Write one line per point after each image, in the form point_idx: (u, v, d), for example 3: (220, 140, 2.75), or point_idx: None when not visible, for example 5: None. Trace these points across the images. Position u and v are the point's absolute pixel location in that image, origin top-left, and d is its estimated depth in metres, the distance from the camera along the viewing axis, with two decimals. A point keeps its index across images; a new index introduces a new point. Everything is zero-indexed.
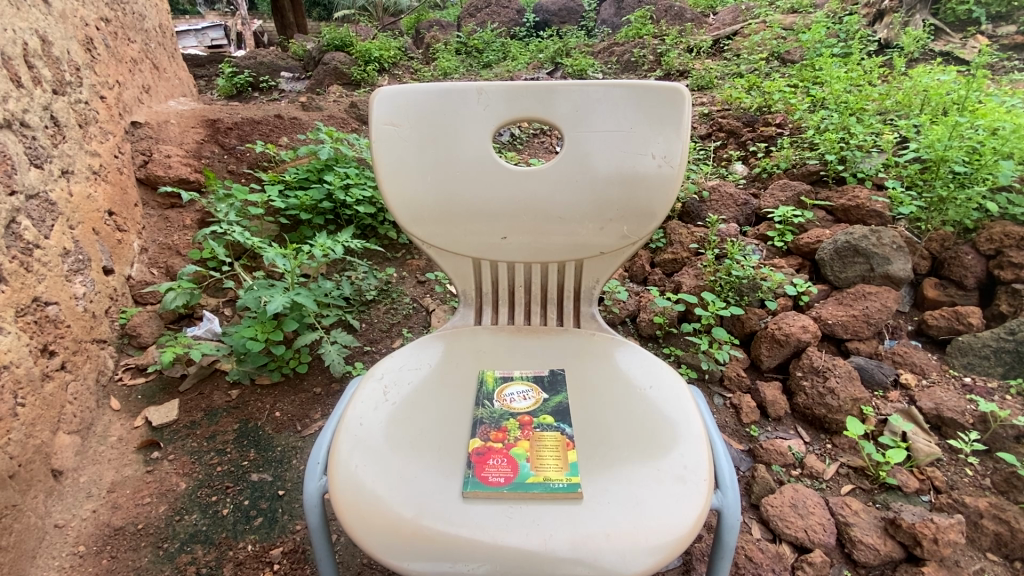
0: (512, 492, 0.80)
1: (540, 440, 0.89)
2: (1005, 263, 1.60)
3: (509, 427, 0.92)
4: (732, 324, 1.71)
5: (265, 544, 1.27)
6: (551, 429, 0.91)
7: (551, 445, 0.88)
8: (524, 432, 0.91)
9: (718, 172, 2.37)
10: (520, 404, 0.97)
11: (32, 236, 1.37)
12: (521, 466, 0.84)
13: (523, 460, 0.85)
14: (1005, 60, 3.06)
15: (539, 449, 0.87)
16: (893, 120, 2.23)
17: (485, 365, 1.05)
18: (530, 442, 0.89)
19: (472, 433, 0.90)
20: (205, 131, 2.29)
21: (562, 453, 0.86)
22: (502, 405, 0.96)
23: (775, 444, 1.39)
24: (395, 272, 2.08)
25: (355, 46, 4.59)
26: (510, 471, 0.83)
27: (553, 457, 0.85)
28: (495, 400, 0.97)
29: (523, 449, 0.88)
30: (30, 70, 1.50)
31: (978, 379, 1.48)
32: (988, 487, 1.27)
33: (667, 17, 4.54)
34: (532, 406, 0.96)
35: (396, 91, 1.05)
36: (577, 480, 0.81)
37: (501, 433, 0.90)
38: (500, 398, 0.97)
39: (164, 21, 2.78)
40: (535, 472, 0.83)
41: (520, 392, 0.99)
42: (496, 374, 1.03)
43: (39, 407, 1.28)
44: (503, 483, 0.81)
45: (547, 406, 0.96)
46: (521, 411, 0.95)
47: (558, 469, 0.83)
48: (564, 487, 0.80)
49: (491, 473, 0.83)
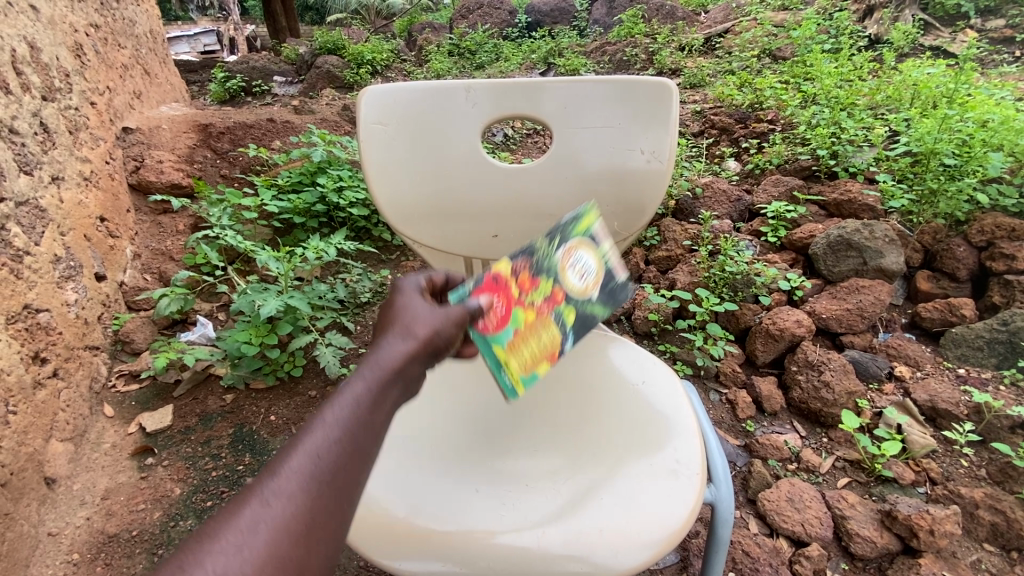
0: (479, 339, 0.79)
1: (546, 327, 0.80)
2: (997, 255, 1.61)
3: (541, 286, 0.81)
4: (727, 320, 1.71)
5: None
6: (562, 325, 0.80)
7: (547, 342, 0.79)
8: (542, 305, 0.81)
9: (711, 169, 2.37)
10: (574, 285, 0.82)
11: (22, 242, 1.36)
12: (506, 328, 0.79)
13: (512, 328, 0.79)
14: (994, 53, 3.09)
15: (535, 336, 0.79)
16: (884, 114, 2.24)
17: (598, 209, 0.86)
18: (539, 320, 0.80)
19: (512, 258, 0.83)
20: (197, 136, 2.28)
21: (541, 360, 0.78)
22: (562, 257, 0.82)
23: (772, 439, 1.39)
24: (390, 273, 2.07)
25: (348, 49, 4.59)
26: (498, 323, 0.80)
27: (531, 356, 0.78)
28: (563, 245, 0.83)
29: (525, 320, 0.80)
30: (18, 76, 1.50)
31: (972, 370, 1.48)
32: (984, 478, 1.27)
33: (659, 16, 4.56)
34: (576, 293, 0.82)
35: (380, 91, 1.03)
36: (521, 390, 0.76)
37: (528, 283, 0.81)
38: (566, 251, 0.83)
39: (155, 26, 2.77)
40: (507, 350, 0.78)
41: (589, 269, 0.83)
42: (590, 228, 0.84)
43: (31, 415, 1.27)
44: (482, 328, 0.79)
45: (585, 303, 0.82)
46: (565, 286, 0.82)
47: (522, 367, 0.77)
48: (507, 385, 0.76)
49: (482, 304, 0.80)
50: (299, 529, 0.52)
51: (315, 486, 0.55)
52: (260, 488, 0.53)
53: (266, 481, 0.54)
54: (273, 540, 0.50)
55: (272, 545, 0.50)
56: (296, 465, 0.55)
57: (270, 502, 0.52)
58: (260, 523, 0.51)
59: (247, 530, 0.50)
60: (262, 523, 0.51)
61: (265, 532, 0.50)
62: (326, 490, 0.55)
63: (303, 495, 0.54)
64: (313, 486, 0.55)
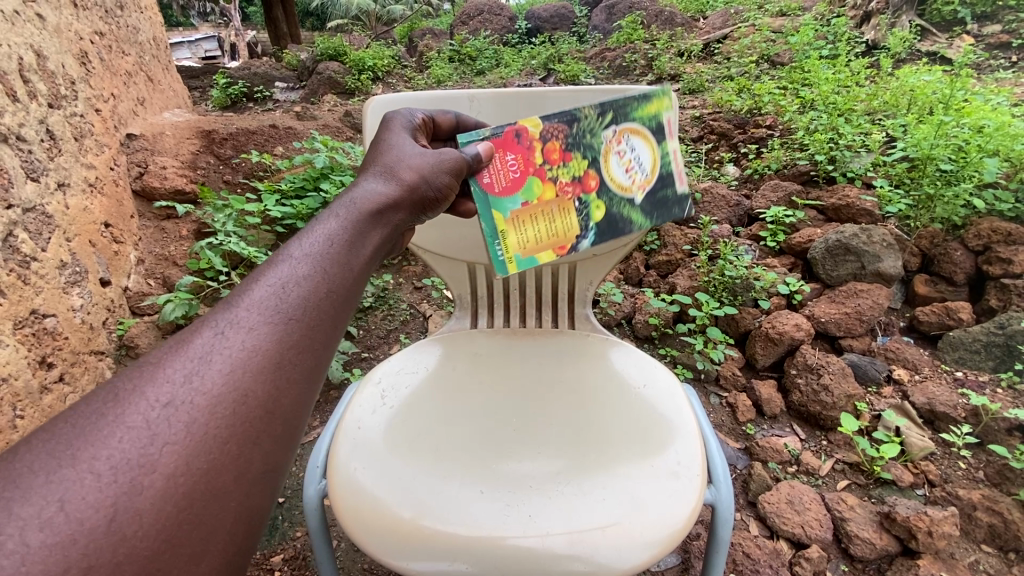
0: (485, 199, 0.90)
1: (559, 207, 0.92)
2: (993, 259, 1.63)
3: (572, 164, 0.91)
4: (726, 324, 1.72)
5: (265, 552, 1.27)
6: (575, 215, 0.93)
7: (556, 226, 0.93)
8: (566, 184, 0.92)
9: (710, 174, 2.38)
10: (618, 178, 0.92)
11: (29, 248, 1.38)
12: (516, 199, 0.91)
13: (520, 200, 0.91)
14: (990, 59, 3.12)
15: (546, 216, 0.92)
16: (882, 120, 2.26)
17: (674, 99, 0.91)
18: (556, 200, 0.92)
19: (555, 122, 0.89)
20: (200, 142, 2.30)
21: (540, 245, 0.93)
22: (607, 145, 0.91)
23: (772, 442, 1.41)
24: (392, 278, 2.08)
25: (349, 56, 4.62)
26: (508, 188, 0.90)
27: (534, 239, 0.93)
28: (614, 131, 0.90)
29: (541, 194, 0.91)
30: (25, 84, 1.52)
31: (970, 373, 1.50)
32: (981, 480, 1.29)
33: (658, 22, 4.60)
34: (617, 188, 0.93)
35: (387, 100, 1.07)
36: (510, 267, 0.93)
37: (558, 157, 0.90)
38: (618, 137, 0.90)
39: (158, 33, 2.79)
40: (508, 220, 0.91)
41: (642, 164, 0.92)
42: (654, 120, 0.90)
43: (37, 419, 1.29)
44: (492, 191, 0.90)
45: (616, 201, 0.93)
46: (604, 175, 0.92)
47: (520, 247, 0.92)
48: (500, 256, 0.92)
49: (498, 166, 0.89)
50: (251, 372, 0.52)
51: (266, 335, 0.55)
52: (204, 334, 0.53)
53: (211, 328, 0.53)
54: (222, 379, 0.50)
55: (220, 385, 0.50)
56: (244, 314, 0.55)
57: (216, 347, 0.52)
58: (206, 364, 0.51)
59: (192, 370, 0.50)
60: (207, 365, 0.51)
61: (212, 372, 0.50)
62: (279, 341, 0.55)
63: (254, 342, 0.54)
64: (265, 335, 0.54)
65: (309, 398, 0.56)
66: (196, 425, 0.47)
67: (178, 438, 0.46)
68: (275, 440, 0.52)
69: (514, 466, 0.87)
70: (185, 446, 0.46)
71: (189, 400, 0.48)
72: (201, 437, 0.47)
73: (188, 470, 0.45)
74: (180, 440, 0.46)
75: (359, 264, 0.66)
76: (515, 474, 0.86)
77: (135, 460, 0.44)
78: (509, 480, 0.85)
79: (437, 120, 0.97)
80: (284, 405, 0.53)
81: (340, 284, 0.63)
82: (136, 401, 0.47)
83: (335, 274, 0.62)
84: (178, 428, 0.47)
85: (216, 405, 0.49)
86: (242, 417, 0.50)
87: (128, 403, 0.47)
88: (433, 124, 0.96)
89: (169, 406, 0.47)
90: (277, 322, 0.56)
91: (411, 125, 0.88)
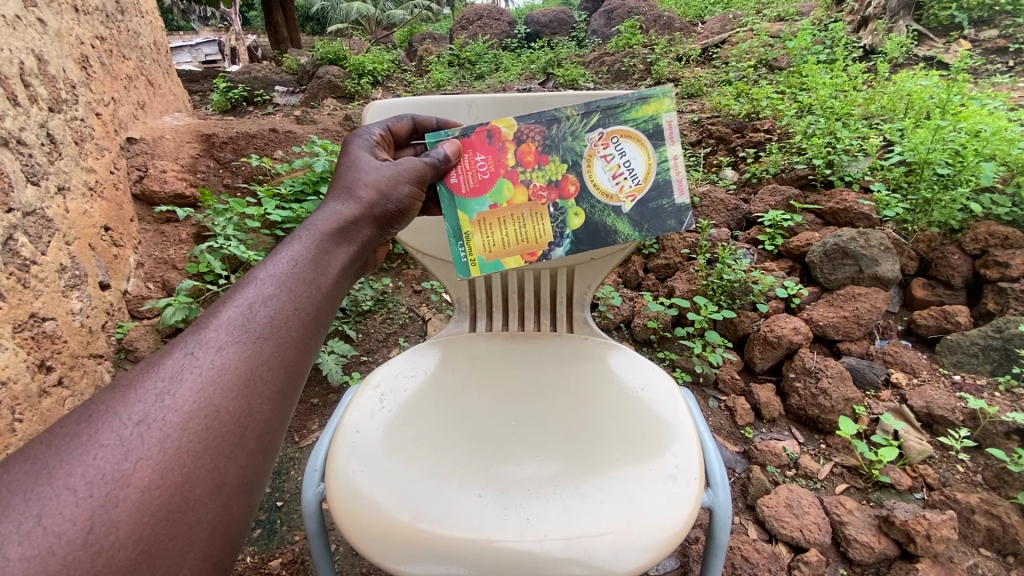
0: (452, 199, 0.97)
1: (530, 210, 0.98)
2: (991, 262, 1.63)
3: (546, 167, 0.96)
4: (725, 327, 1.72)
5: (264, 556, 1.27)
6: (549, 220, 0.98)
7: (524, 229, 0.98)
8: (537, 187, 0.97)
9: (708, 178, 2.39)
10: (604, 185, 0.96)
11: (29, 252, 1.38)
12: (485, 200, 0.97)
13: (488, 202, 0.98)
14: (987, 64, 3.14)
15: (516, 221, 0.98)
16: (879, 124, 2.27)
17: (674, 98, 0.89)
18: (528, 205, 0.98)
19: (533, 126, 0.95)
20: (200, 146, 2.30)
21: (507, 249, 1.00)
22: (592, 151, 0.94)
23: (771, 446, 1.41)
24: (391, 281, 2.08)
25: (349, 60, 4.63)
26: (477, 189, 0.97)
27: (500, 241, 0.99)
28: (601, 136, 0.94)
29: (510, 196, 0.97)
30: (26, 88, 1.52)
31: (968, 376, 1.50)
32: (979, 483, 1.29)
33: (656, 27, 4.62)
34: (602, 196, 0.96)
35: (385, 105, 1.08)
36: (473, 270, 1.00)
37: (532, 162, 0.96)
38: (604, 141, 0.93)
39: (159, 38, 2.81)
40: (474, 221, 0.98)
41: (633, 171, 0.94)
42: (647, 126, 0.91)
43: (36, 422, 1.29)
44: (459, 192, 0.97)
45: (598, 210, 0.97)
46: (588, 181, 0.96)
47: (484, 249, 0.99)
48: (464, 258, 0.99)
49: (467, 168, 0.96)
50: (222, 389, 0.57)
51: (234, 354, 0.60)
52: (175, 355, 0.58)
53: (181, 350, 0.59)
54: (193, 397, 0.55)
55: (191, 402, 0.55)
56: (212, 335, 0.61)
57: (186, 366, 0.57)
58: (177, 382, 0.56)
59: (164, 389, 0.55)
60: (178, 383, 0.56)
61: (183, 390, 0.55)
62: (247, 359, 0.60)
63: (222, 360, 0.59)
64: (233, 354, 0.60)
65: (279, 412, 0.61)
66: (169, 439, 0.52)
67: (152, 453, 0.51)
68: (249, 453, 0.57)
69: (512, 468, 0.88)
70: (159, 461, 0.51)
71: (161, 417, 0.53)
72: (175, 452, 0.52)
73: (163, 483, 0.50)
74: (154, 455, 0.51)
75: (323, 284, 0.73)
76: (513, 477, 0.86)
77: (111, 475, 0.48)
78: (507, 482, 0.85)
79: (395, 128, 1.00)
80: (255, 419, 0.58)
81: (304, 304, 0.69)
82: (109, 420, 0.52)
83: (299, 296, 0.69)
84: (151, 444, 0.51)
85: (189, 421, 0.54)
86: (215, 431, 0.55)
87: (102, 422, 0.51)
88: (394, 133, 1.00)
89: (141, 424, 0.52)
90: (245, 341, 0.62)
91: (372, 139, 0.94)
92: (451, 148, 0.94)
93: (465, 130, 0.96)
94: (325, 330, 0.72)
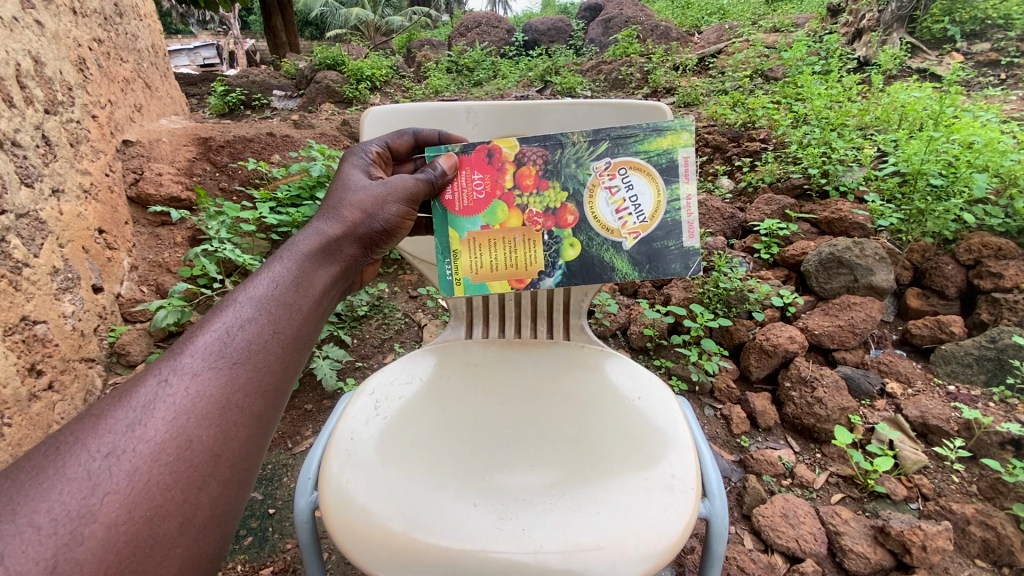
0: (445, 215, 0.97)
1: (523, 236, 0.97)
2: (984, 273, 1.65)
3: (545, 194, 0.96)
4: (721, 335, 1.73)
5: (255, 564, 1.26)
6: (542, 247, 0.98)
7: (515, 254, 0.98)
8: (533, 213, 0.97)
9: (705, 187, 2.40)
10: (606, 217, 0.96)
11: (21, 254, 1.36)
12: (478, 219, 0.97)
13: (480, 221, 0.97)
14: (979, 76, 3.18)
15: (507, 245, 0.98)
16: (873, 135, 2.30)
17: (694, 135, 0.89)
18: (521, 229, 0.97)
19: (535, 152, 0.95)
20: (197, 149, 2.28)
21: (495, 273, 0.98)
22: (597, 181, 0.95)
23: (766, 455, 1.41)
24: (388, 286, 2.07)
25: (348, 65, 4.64)
26: (470, 208, 0.97)
27: (488, 263, 0.98)
28: (608, 168, 0.94)
29: (504, 219, 0.97)
30: (22, 90, 1.51)
31: (962, 387, 1.51)
32: (974, 494, 1.29)
33: (653, 36, 4.67)
34: (602, 229, 0.96)
35: (386, 110, 1.08)
36: (459, 290, 0.98)
37: (530, 187, 0.96)
38: (611, 171, 0.94)
39: (158, 40, 2.80)
40: (464, 240, 0.97)
41: (638, 207, 0.94)
42: (659, 163, 0.92)
43: (25, 428, 1.27)
44: (453, 209, 0.97)
45: (596, 243, 0.97)
46: (587, 212, 0.96)
47: (471, 270, 0.98)
48: (449, 275, 0.98)
49: (464, 185, 0.96)
50: (195, 418, 0.57)
51: (210, 381, 0.60)
52: (148, 383, 0.58)
53: (155, 378, 0.59)
54: (165, 426, 0.55)
55: (164, 432, 0.55)
56: (187, 362, 0.61)
57: (160, 395, 0.57)
58: (148, 412, 0.56)
59: (135, 419, 0.55)
60: (151, 413, 0.56)
61: (155, 420, 0.55)
62: (222, 386, 0.61)
63: (197, 388, 0.59)
64: (208, 381, 0.60)
65: (253, 439, 0.61)
66: (138, 472, 0.52)
67: (120, 487, 0.50)
68: (223, 483, 0.57)
69: (510, 476, 0.87)
70: (127, 495, 0.50)
71: (131, 448, 0.53)
72: (143, 485, 0.51)
73: (130, 518, 0.50)
74: (122, 489, 0.50)
75: (302, 307, 0.73)
76: (511, 486, 0.85)
77: (77, 511, 0.48)
78: (504, 491, 0.84)
79: (395, 144, 1.01)
80: (229, 448, 0.58)
81: (281, 328, 0.69)
82: (76, 453, 0.51)
83: (277, 320, 0.70)
84: (120, 476, 0.51)
85: (160, 451, 0.54)
86: (187, 462, 0.55)
87: (70, 454, 0.51)
88: (392, 150, 1.01)
89: (109, 456, 0.52)
90: (221, 367, 0.62)
91: (367, 157, 0.95)
92: (449, 164, 0.93)
93: (466, 147, 0.96)
94: (304, 353, 0.72)
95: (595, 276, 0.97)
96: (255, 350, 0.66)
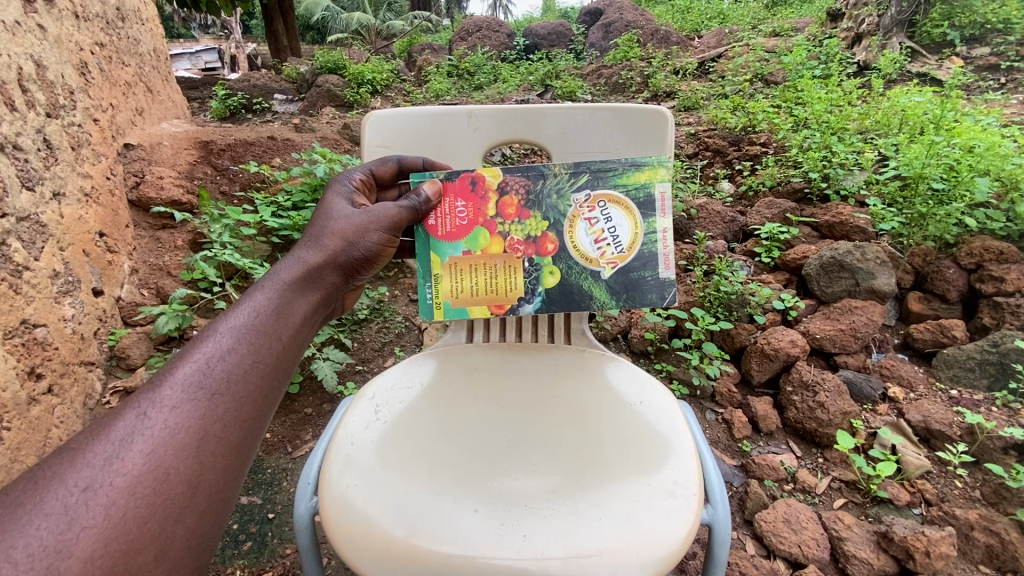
0: (428, 240, 0.97)
1: (503, 262, 0.98)
2: (986, 277, 1.65)
3: (526, 222, 0.98)
4: (722, 339, 1.72)
5: (254, 569, 1.25)
6: (522, 275, 0.99)
7: (495, 279, 0.98)
8: (514, 240, 0.98)
9: (705, 190, 2.38)
10: (585, 247, 0.98)
11: (21, 258, 1.36)
12: (460, 246, 0.98)
13: (461, 247, 0.98)
14: (979, 80, 3.19)
15: (487, 271, 0.98)
16: (874, 139, 2.30)
17: (670, 171, 0.93)
18: (503, 255, 0.98)
19: (517, 182, 0.97)
20: (198, 153, 2.28)
21: (474, 299, 0.99)
22: (575, 214, 0.97)
23: (767, 459, 1.40)
24: (388, 290, 2.07)
25: (349, 69, 4.66)
26: (452, 233, 0.97)
27: (468, 289, 0.98)
28: (586, 202, 0.96)
29: (486, 245, 0.98)
30: (23, 94, 1.51)
31: (965, 392, 1.50)
32: (978, 499, 1.28)
33: (653, 41, 4.69)
34: (582, 258, 0.98)
35: (386, 114, 1.09)
36: (439, 315, 0.98)
37: (512, 215, 0.97)
38: (590, 204, 0.96)
39: (160, 44, 2.80)
40: (445, 265, 0.98)
41: (616, 238, 0.97)
42: (636, 198, 0.95)
43: (24, 431, 1.26)
44: (435, 234, 0.97)
45: (576, 271, 0.99)
46: (565, 241, 0.98)
47: (451, 293, 0.98)
48: (428, 299, 0.98)
49: (447, 212, 0.97)
50: (173, 450, 0.57)
51: (188, 413, 0.60)
52: (126, 416, 0.58)
53: (134, 411, 0.58)
54: (142, 459, 0.55)
55: (141, 465, 0.55)
56: (166, 395, 0.60)
57: (138, 428, 0.57)
58: (127, 445, 0.55)
59: (113, 452, 0.54)
60: (129, 446, 0.55)
61: (133, 453, 0.55)
62: (200, 418, 0.60)
63: (175, 421, 0.59)
64: (187, 414, 0.60)
65: (232, 469, 0.61)
66: (115, 506, 0.51)
67: (97, 521, 0.50)
68: (201, 514, 0.57)
69: (509, 482, 0.87)
70: (104, 529, 0.50)
71: (108, 482, 0.52)
72: (121, 518, 0.51)
73: (107, 551, 0.49)
74: (100, 523, 0.50)
75: (283, 336, 0.73)
76: (509, 491, 0.85)
77: (54, 546, 0.48)
78: (501, 498, 0.84)
79: (380, 171, 1.00)
80: (206, 478, 0.58)
81: (261, 357, 0.69)
82: (55, 487, 0.51)
83: (257, 349, 0.69)
84: (97, 511, 0.51)
85: (137, 485, 0.53)
86: (164, 494, 0.54)
87: (48, 489, 0.51)
88: (377, 177, 1.01)
89: (88, 490, 0.52)
90: (200, 400, 0.62)
91: (351, 185, 0.95)
92: (433, 190, 0.94)
93: (450, 175, 0.96)
94: (282, 382, 0.72)
95: (574, 304, 0.99)
96: (232, 384, 0.65)
